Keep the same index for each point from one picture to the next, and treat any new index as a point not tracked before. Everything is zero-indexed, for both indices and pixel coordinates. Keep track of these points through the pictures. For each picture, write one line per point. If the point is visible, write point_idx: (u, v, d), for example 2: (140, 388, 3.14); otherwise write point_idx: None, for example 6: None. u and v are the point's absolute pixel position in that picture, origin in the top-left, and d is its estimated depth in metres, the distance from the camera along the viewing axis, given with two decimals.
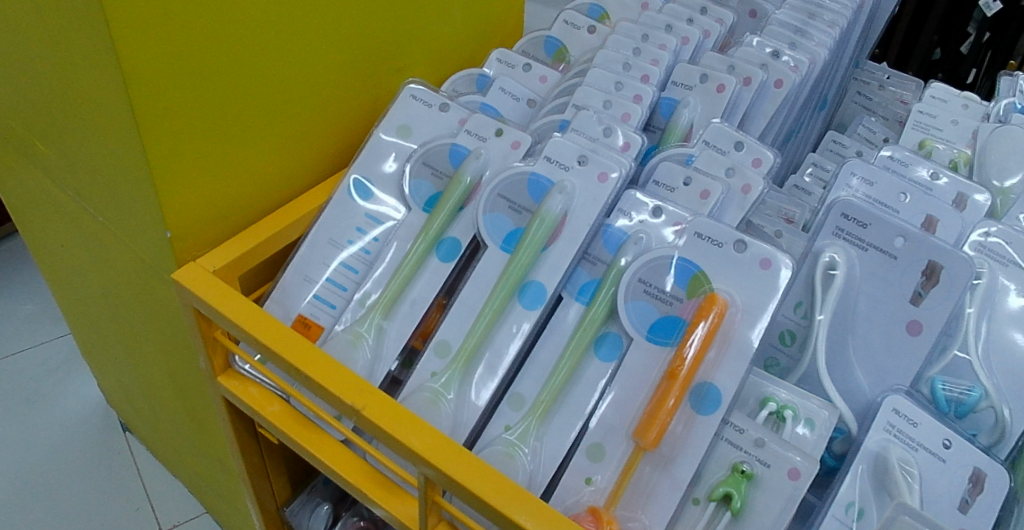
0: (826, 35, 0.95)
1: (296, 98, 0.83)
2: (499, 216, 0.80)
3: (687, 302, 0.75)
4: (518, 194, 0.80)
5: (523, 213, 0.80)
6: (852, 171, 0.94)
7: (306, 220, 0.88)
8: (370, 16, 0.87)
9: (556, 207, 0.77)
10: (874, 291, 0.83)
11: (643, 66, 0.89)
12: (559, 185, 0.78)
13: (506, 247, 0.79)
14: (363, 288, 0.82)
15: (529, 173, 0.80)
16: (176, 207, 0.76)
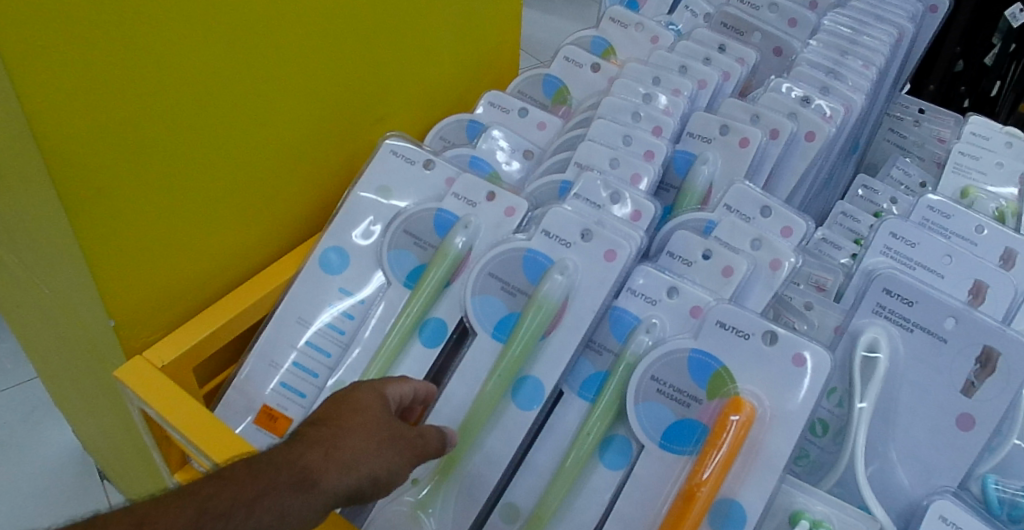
0: (862, 77, 0.86)
1: (258, 163, 0.75)
2: (490, 298, 0.70)
3: (707, 404, 0.65)
4: (512, 274, 0.70)
5: (517, 295, 0.69)
6: (891, 231, 0.82)
7: (273, 297, 0.80)
8: (343, 68, 0.78)
9: (556, 292, 0.67)
10: (920, 379, 0.72)
11: (655, 116, 0.79)
12: (560, 263, 0.68)
13: (497, 335, 0.69)
14: (335, 375, 0.73)
15: (526, 248, 0.70)
16: (120, 294, 0.68)
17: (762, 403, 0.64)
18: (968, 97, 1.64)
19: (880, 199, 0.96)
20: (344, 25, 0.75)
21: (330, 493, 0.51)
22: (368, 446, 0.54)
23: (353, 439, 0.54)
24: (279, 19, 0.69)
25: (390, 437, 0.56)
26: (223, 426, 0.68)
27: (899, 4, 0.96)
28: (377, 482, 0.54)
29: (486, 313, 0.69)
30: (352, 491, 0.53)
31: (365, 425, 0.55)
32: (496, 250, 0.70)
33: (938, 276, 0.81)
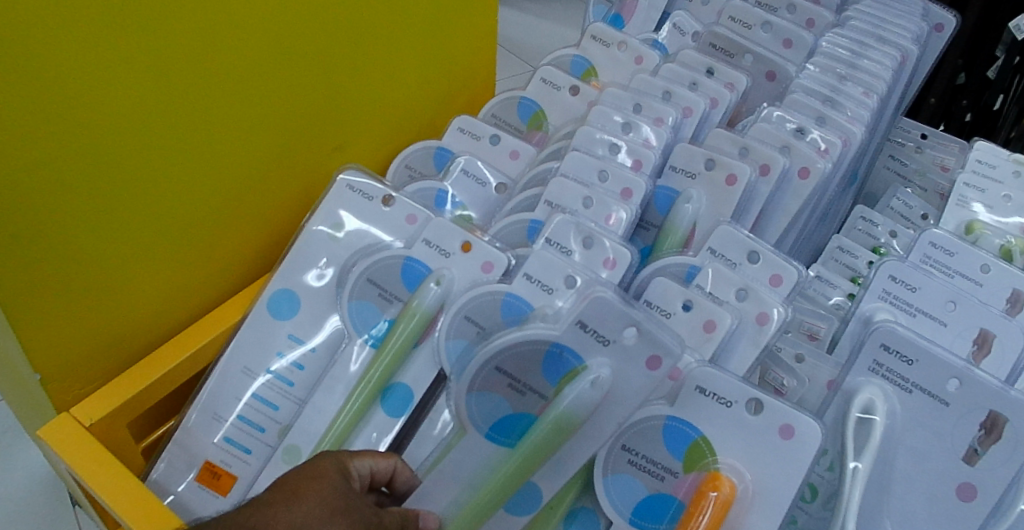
0: (861, 105, 0.80)
1: (199, 201, 0.69)
2: (495, 392, 0.58)
3: (683, 477, 0.59)
4: (525, 371, 0.58)
5: (528, 394, 0.58)
6: (890, 274, 0.76)
7: (218, 341, 0.75)
8: (294, 95, 0.73)
9: (583, 411, 0.54)
10: (919, 444, 0.66)
11: (635, 148, 0.72)
12: (590, 369, 0.55)
13: (501, 440, 0.58)
14: (290, 437, 0.65)
15: (546, 345, 0.57)
16: (41, 350, 0.62)
17: (744, 481, 0.58)
18: (970, 111, 1.53)
19: (878, 233, 0.90)
20: (293, 48, 0.70)
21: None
22: (324, 517, 0.49)
23: (309, 505, 0.48)
24: (208, 49, 0.63)
25: (349, 510, 0.50)
26: (147, 494, 0.62)
27: (901, 24, 0.90)
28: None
29: (488, 408, 0.58)
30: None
31: (321, 491, 0.50)
32: (511, 339, 0.58)
33: (941, 325, 0.73)
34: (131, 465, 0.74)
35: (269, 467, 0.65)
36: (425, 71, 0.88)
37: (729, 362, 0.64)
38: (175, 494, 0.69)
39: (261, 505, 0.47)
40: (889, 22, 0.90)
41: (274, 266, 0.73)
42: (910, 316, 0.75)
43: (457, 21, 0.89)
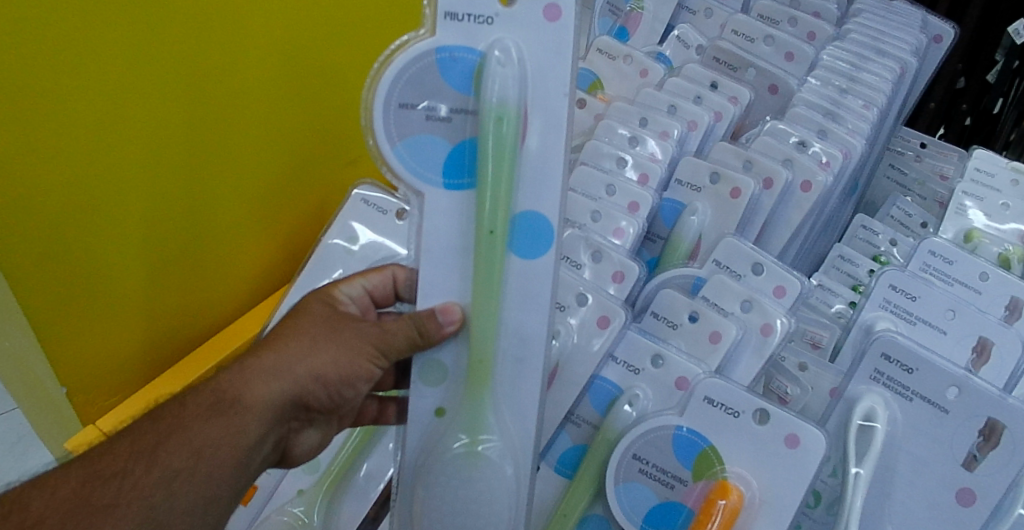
0: (861, 118, 0.81)
1: (200, 229, 0.77)
2: (422, 132, 0.53)
3: (692, 485, 0.61)
4: (432, 92, 0.52)
5: (451, 117, 0.52)
6: (890, 284, 0.77)
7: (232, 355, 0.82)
8: (308, 115, 0.86)
9: (504, 97, 0.50)
10: (919, 450, 0.68)
11: (642, 162, 0.74)
12: (499, 41, 0.51)
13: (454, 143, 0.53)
14: None
15: (436, 55, 0.52)
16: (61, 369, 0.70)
17: (751, 488, 0.60)
18: (970, 115, 1.53)
19: (879, 241, 0.91)
20: (314, 72, 0.84)
21: (254, 415, 0.52)
22: (302, 352, 0.54)
23: (285, 351, 0.54)
24: (232, 70, 0.74)
25: (334, 333, 0.56)
26: None
27: (901, 36, 0.92)
28: (326, 386, 0.55)
29: (418, 129, 0.53)
30: (287, 402, 0.53)
31: (301, 327, 0.56)
32: (399, 68, 0.52)
33: (940, 333, 0.75)
34: None
35: (291, 477, 0.73)
36: None
37: (734, 372, 0.66)
38: None
39: (238, 362, 0.54)
40: (888, 34, 0.92)
41: (293, 278, 0.75)
42: (911, 324, 0.76)
43: None
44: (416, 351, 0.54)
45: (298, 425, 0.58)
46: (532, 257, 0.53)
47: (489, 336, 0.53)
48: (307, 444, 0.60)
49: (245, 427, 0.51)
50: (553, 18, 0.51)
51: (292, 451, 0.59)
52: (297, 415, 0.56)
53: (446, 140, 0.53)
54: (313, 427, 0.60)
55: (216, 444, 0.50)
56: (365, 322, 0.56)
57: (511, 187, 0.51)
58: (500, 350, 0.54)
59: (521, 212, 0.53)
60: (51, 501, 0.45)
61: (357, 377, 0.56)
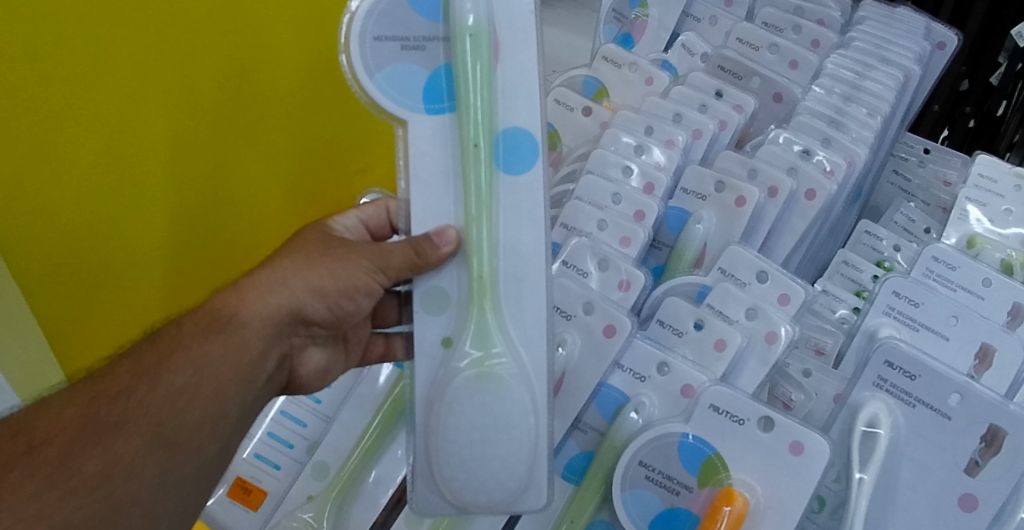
0: (866, 126, 0.82)
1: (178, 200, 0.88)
2: (399, 62, 0.59)
3: (698, 492, 0.62)
4: (403, 21, 0.58)
5: (425, 46, 0.59)
6: (893, 290, 0.78)
7: None
8: (295, 106, 0.97)
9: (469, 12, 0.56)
10: (922, 456, 0.69)
11: (647, 171, 0.75)
12: None
13: (432, 77, 0.59)
14: (319, 453, 0.74)
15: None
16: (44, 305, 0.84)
17: (755, 494, 0.61)
18: (974, 118, 1.52)
19: (882, 247, 0.92)
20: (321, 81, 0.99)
21: (250, 332, 0.60)
22: (297, 269, 0.63)
23: (282, 272, 0.63)
24: (232, 42, 0.87)
25: (327, 250, 0.64)
26: None
27: (904, 44, 0.93)
28: (323, 298, 0.64)
29: (397, 59, 0.59)
30: (285, 314, 0.63)
31: (299, 252, 0.64)
32: (374, 6, 0.58)
33: (943, 339, 0.76)
34: None
35: (301, 482, 0.73)
36: None
37: (740, 380, 0.67)
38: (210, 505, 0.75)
39: (235, 283, 0.62)
40: (891, 42, 0.93)
41: None
42: (914, 330, 0.77)
43: None
44: (413, 271, 0.59)
45: (301, 341, 0.67)
46: (521, 170, 0.59)
47: (489, 251, 0.59)
48: (309, 363, 0.69)
49: (244, 341, 0.59)
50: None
51: (297, 370, 0.68)
52: (297, 329, 0.65)
53: (424, 70, 0.59)
54: (314, 344, 0.69)
55: (217, 358, 0.57)
56: (349, 244, 0.65)
57: (489, 104, 0.58)
58: (499, 266, 0.59)
59: (501, 126, 0.58)
60: (59, 422, 0.50)
61: (349, 291, 0.64)
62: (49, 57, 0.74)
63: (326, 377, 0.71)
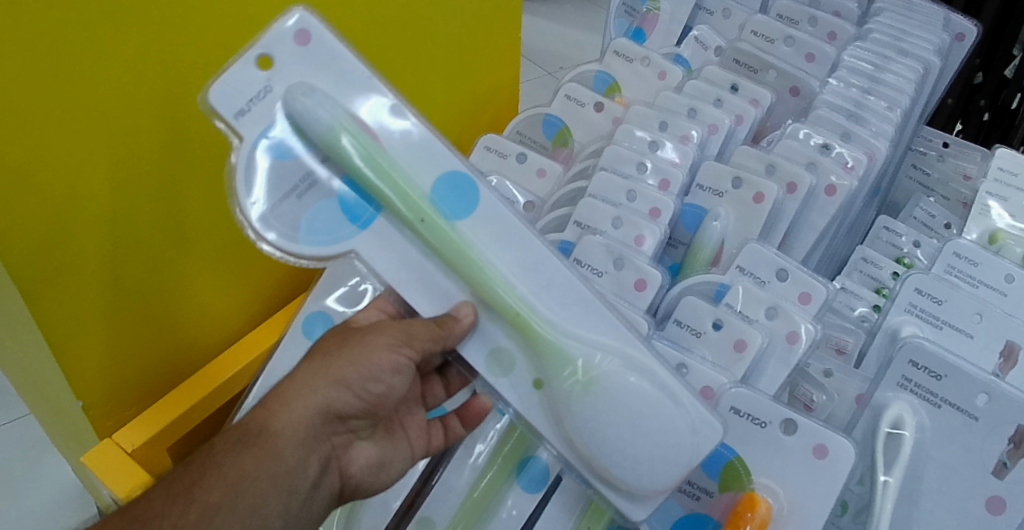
0: (885, 120, 0.81)
1: (170, 225, 0.69)
2: (304, 211, 0.54)
3: (718, 497, 0.61)
4: (280, 178, 0.54)
5: (315, 182, 0.54)
6: (916, 288, 0.75)
7: (247, 373, 0.81)
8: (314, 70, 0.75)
9: (326, 112, 0.52)
10: (948, 458, 0.67)
11: (662, 168, 0.73)
12: (298, 90, 0.53)
13: (341, 198, 0.54)
14: None
15: (264, 154, 0.54)
16: (91, 379, 0.69)
17: (778, 500, 0.60)
18: (988, 110, 1.50)
19: (901, 244, 0.90)
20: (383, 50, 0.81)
21: (284, 439, 0.52)
22: (316, 368, 0.54)
23: (302, 374, 0.54)
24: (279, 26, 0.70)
25: (346, 337, 0.56)
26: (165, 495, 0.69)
27: (922, 35, 0.91)
28: (351, 389, 0.54)
29: (297, 210, 0.54)
30: (316, 417, 0.54)
31: (320, 349, 0.56)
32: (248, 191, 0.53)
33: (968, 337, 0.74)
34: None
35: None
36: (451, 93, 0.94)
37: (760, 381, 0.65)
38: None
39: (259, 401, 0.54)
40: (909, 34, 0.91)
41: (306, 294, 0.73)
42: (937, 328, 0.75)
43: (478, 40, 0.94)
44: (440, 343, 0.52)
45: (344, 441, 0.57)
46: (470, 210, 0.53)
47: (496, 290, 0.53)
48: (363, 460, 0.59)
49: (279, 452, 0.52)
50: (320, 44, 0.54)
51: (349, 473, 0.58)
52: (338, 430, 0.56)
53: (327, 199, 0.54)
54: (362, 440, 0.59)
55: (252, 474, 0.51)
56: (372, 324, 0.56)
57: (401, 178, 0.52)
58: (521, 294, 0.53)
59: (427, 186, 0.53)
60: None
61: (378, 372, 0.54)
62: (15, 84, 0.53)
63: (382, 475, 0.61)
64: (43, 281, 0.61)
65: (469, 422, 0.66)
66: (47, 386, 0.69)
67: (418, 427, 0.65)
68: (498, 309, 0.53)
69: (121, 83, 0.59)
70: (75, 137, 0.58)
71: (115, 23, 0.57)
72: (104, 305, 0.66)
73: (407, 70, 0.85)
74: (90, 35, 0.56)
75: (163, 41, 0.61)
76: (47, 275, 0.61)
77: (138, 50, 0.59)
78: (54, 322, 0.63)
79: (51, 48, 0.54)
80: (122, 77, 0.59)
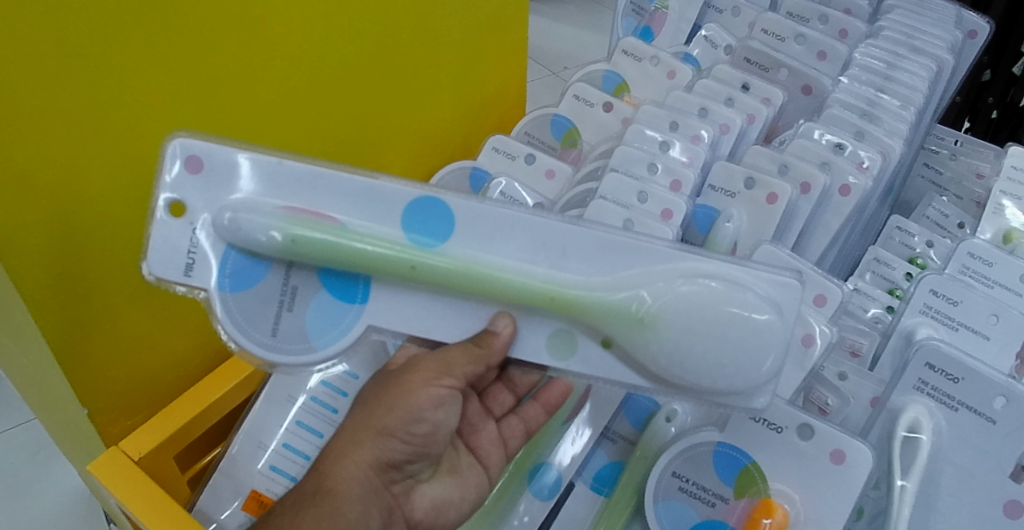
0: (899, 119, 0.80)
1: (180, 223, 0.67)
2: (296, 322, 0.54)
3: (734, 503, 0.61)
4: (260, 309, 0.54)
5: (295, 286, 0.54)
6: (930, 289, 0.74)
7: (250, 383, 0.80)
8: (327, 63, 0.73)
9: (262, 221, 0.51)
10: (966, 462, 0.65)
11: (674, 169, 0.72)
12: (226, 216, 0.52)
13: (331, 286, 0.54)
14: None
15: (228, 292, 0.53)
16: (96, 386, 0.68)
17: (795, 507, 0.59)
18: (997, 108, 1.47)
19: (914, 244, 0.89)
20: (394, 47, 0.80)
21: (344, 496, 0.53)
22: (362, 419, 0.55)
23: (349, 430, 0.56)
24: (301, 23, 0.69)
25: (387, 382, 0.56)
26: (170, 503, 0.68)
27: (935, 33, 0.90)
28: (396, 434, 0.54)
29: (298, 324, 0.54)
30: (367, 467, 0.54)
31: (365, 400, 0.57)
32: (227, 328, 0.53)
33: (983, 339, 0.72)
34: (178, 494, 0.79)
35: None
36: (459, 91, 0.93)
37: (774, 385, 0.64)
38: (219, 522, 0.72)
39: (316, 466, 0.55)
40: (922, 31, 0.90)
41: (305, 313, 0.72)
42: (953, 330, 0.73)
43: (485, 40, 0.93)
44: (480, 364, 0.52)
45: (403, 487, 0.57)
46: (446, 235, 0.53)
47: (517, 283, 0.52)
48: (427, 502, 0.58)
49: (338, 510, 0.52)
50: (212, 159, 0.53)
51: (414, 518, 0.58)
52: (395, 479, 0.56)
53: (316, 298, 0.54)
54: (423, 482, 0.59)
55: None
56: (406, 366, 0.56)
57: (369, 239, 0.52)
58: (541, 276, 0.52)
59: (399, 236, 0.52)
60: None
61: (419, 412, 0.54)
62: (23, 82, 0.52)
63: (451, 513, 0.60)
64: (47, 287, 0.60)
65: (551, 404, 0.64)
66: (50, 388, 0.68)
67: (490, 443, 0.64)
68: (528, 301, 0.52)
69: (124, 87, 0.58)
70: (76, 145, 0.57)
71: (122, 23, 0.56)
72: (106, 312, 0.65)
73: (416, 67, 0.84)
74: (91, 39, 0.54)
75: (171, 46, 0.60)
76: (52, 282, 0.60)
77: (143, 53, 0.58)
78: (59, 328, 0.62)
79: (51, 51, 0.53)
80: (127, 81, 0.58)
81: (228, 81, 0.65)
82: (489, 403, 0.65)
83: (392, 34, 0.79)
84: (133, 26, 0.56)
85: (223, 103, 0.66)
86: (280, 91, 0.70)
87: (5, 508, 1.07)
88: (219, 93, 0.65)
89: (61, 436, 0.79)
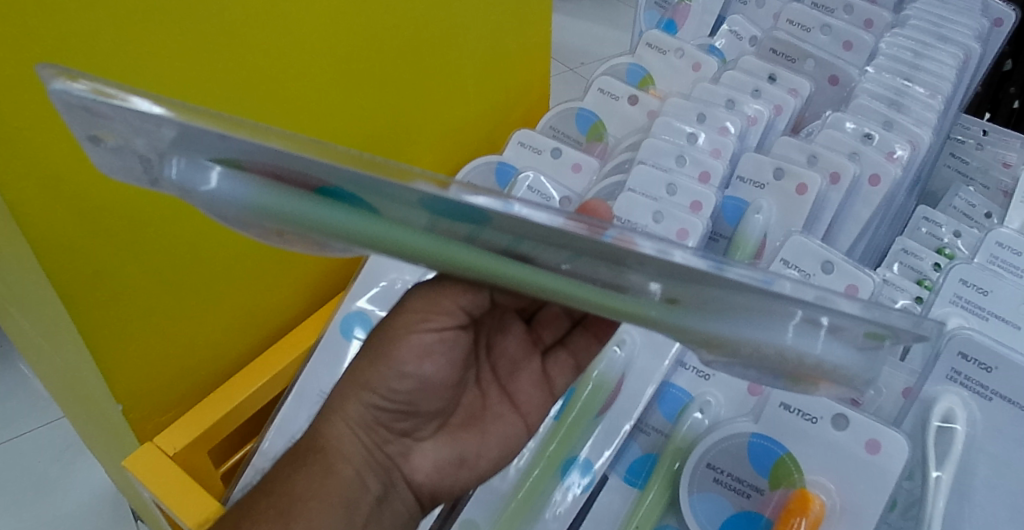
0: (927, 108, 0.79)
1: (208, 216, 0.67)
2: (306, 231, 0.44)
3: (770, 494, 0.60)
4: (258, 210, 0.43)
5: None
6: (961, 278, 0.73)
7: (278, 382, 0.81)
8: (354, 56, 0.73)
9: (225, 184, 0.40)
10: (1000, 451, 0.64)
11: (702, 160, 0.71)
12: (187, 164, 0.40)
13: None
14: None
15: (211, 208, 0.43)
16: (129, 382, 0.69)
17: (832, 497, 0.59)
18: (1018, 98, 1.44)
19: (941, 234, 0.88)
20: (422, 41, 0.80)
21: (336, 454, 0.54)
22: (348, 376, 0.55)
23: (341, 385, 0.56)
24: (331, 19, 0.69)
25: (374, 331, 0.56)
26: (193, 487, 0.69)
27: (962, 21, 0.90)
28: (377, 391, 0.54)
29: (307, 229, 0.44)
30: (356, 427, 0.55)
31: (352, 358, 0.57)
32: None
33: (1015, 328, 0.72)
34: (211, 490, 0.80)
35: None
36: (484, 91, 0.93)
37: None
38: None
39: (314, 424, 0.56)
40: (948, 20, 0.90)
41: (348, 288, 0.78)
42: (983, 319, 0.72)
43: (510, 39, 0.93)
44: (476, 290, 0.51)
45: (400, 448, 0.57)
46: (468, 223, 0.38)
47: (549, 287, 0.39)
48: (428, 462, 0.58)
49: (332, 468, 0.53)
50: None
51: (416, 479, 0.58)
52: (388, 438, 0.56)
53: None
54: (423, 441, 0.59)
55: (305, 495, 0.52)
56: (390, 312, 0.56)
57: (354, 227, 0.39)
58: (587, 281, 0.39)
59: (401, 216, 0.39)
60: None
61: (402, 366, 0.54)
62: None
63: (461, 473, 0.60)
64: (80, 285, 0.60)
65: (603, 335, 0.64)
66: (84, 383, 0.69)
67: (529, 387, 0.63)
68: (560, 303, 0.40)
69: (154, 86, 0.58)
70: None
71: (162, 25, 0.56)
72: (141, 307, 0.66)
73: (440, 64, 0.84)
74: (125, 38, 0.55)
75: (203, 45, 0.60)
76: (86, 280, 0.60)
77: (180, 54, 0.59)
78: (94, 323, 0.63)
79: (88, 52, 0.53)
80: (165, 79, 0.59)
81: (261, 77, 0.66)
82: (541, 330, 0.65)
83: (418, 30, 0.79)
84: (171, 27, 0.57)
85: (253, 103, 0.66)
86: (312, 87, 0.71)
87: (37, 506, 1.08)
88: (249, 92, 0.66)
89: (95, 433, 0.81)
